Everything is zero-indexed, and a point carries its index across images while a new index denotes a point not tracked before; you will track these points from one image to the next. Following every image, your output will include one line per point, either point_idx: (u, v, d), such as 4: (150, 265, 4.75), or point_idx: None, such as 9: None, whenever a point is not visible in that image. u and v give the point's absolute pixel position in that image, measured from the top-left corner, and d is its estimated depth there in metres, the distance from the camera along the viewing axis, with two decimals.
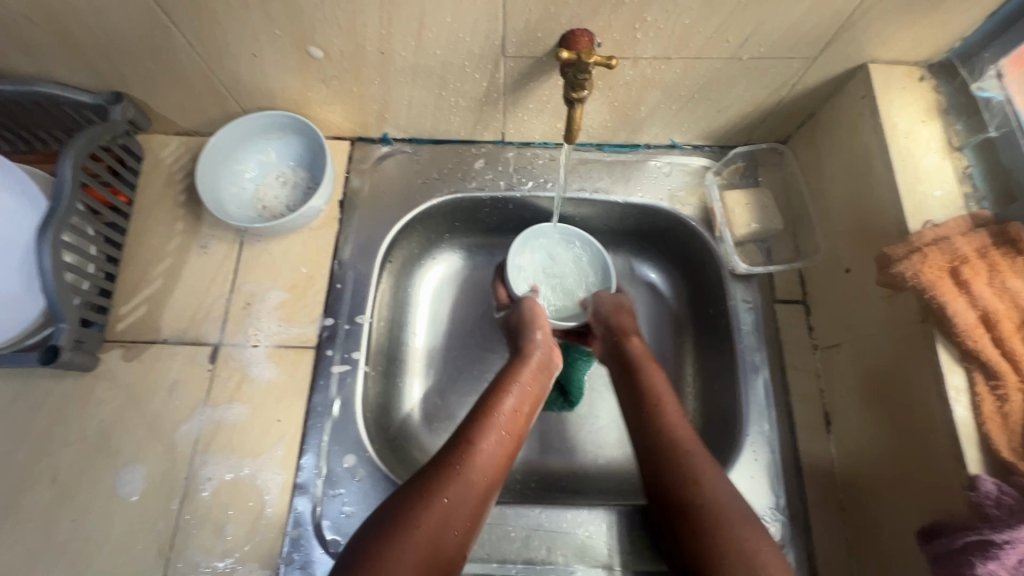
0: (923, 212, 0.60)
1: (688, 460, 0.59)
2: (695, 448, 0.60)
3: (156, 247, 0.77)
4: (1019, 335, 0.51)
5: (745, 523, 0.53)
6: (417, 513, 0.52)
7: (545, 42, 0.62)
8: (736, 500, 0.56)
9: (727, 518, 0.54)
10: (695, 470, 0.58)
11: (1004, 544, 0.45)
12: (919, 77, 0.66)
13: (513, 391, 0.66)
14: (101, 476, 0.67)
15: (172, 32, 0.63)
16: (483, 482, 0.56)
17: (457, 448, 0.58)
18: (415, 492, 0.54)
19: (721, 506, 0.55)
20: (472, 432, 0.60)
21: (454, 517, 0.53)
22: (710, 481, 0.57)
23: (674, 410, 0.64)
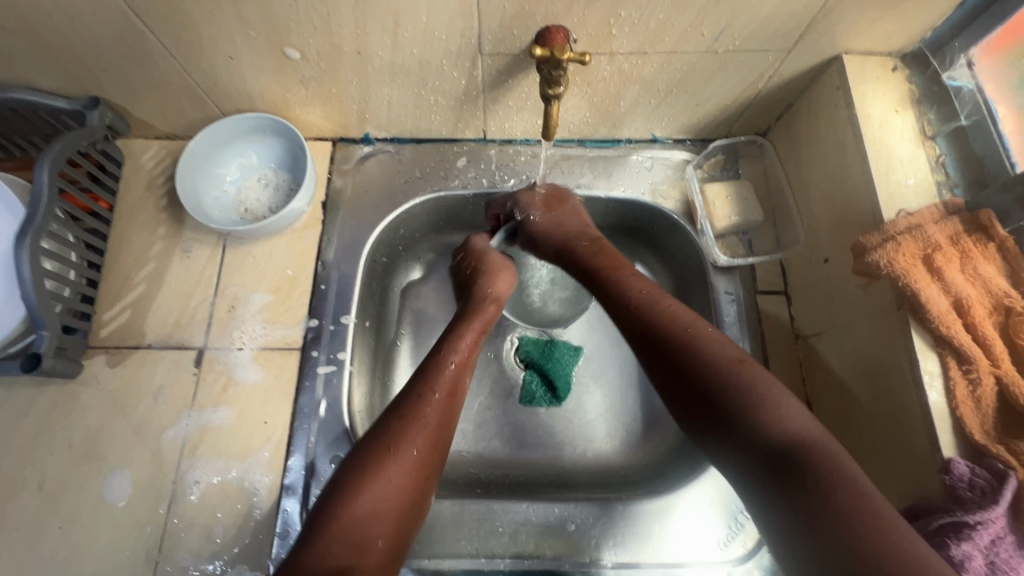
0: (896, 201, 0.61)
1: (693, 339, 0.54)
2: (690, 327, 0.56)
3: (139, 252, 0.76)
4: (990, 320, 0.53)
5: (768, 387, 0.49)
6: (380, 471, 0.53)
7: (520, 39, 0.62)
8: (749, 365, 0.51)
9: (741, 384, 0.50)
10: (694, 340, 0.54)
11: (977, 525, 0.46)
12: (892, 68, 0.67)
13: (468, 331, 0.67)
14: (87, 482, 0.67)
15: (147, 35, 0.62)
16: (439, 427, 0.58)
17: (414, 400, 0.59)
18: (376, 448, 0.54)
19: (737, 380, 0.50)
20: (428, 381, 0.60)
21: (416, 469, 0.54)
22: (720, 358, 0.52)
23: (660, 300, 0.60)
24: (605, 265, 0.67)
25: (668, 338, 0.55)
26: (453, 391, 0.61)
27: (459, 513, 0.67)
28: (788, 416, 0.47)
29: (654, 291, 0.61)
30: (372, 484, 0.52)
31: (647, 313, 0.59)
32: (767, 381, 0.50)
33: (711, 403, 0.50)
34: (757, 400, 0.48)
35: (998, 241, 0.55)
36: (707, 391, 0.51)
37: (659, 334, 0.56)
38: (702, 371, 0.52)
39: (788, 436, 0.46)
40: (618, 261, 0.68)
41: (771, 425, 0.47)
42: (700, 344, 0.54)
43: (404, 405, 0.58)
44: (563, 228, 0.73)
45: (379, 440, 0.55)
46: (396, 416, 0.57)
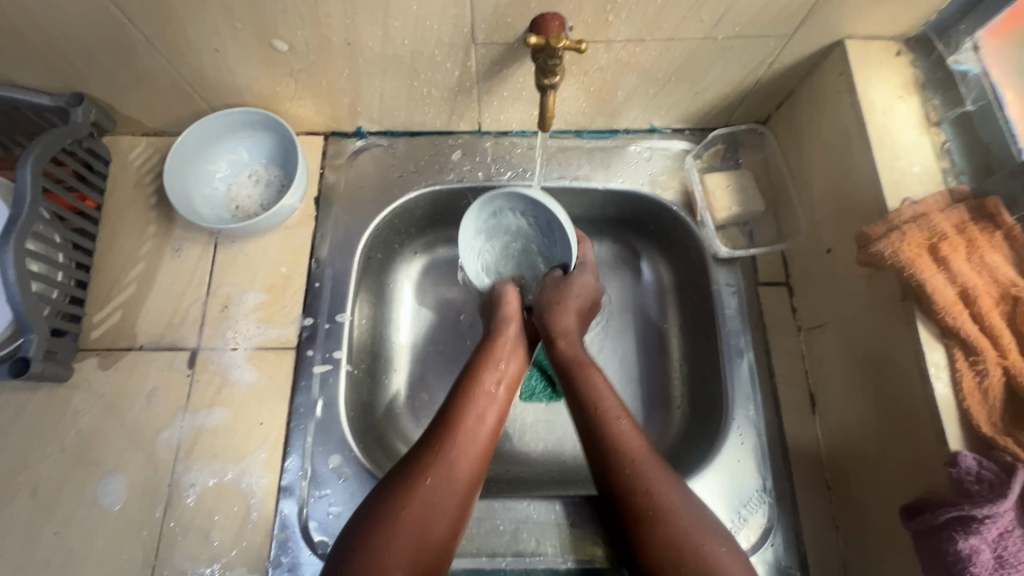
0: (901, 189, 0.60)
1: (639, 472, 0.56)
2: (638, 455, 0.57)
3: (128, 251, 0.75)
4: (997, 310, 0.52)
5: (708, 541, 0.52)
6: (398, 504, 0.53)
7: (514, 27, 0.60)
8: (693, 515, 0.54)
9: (696, 546, 0.51)
10: (642, 476, 0.56)
11: (984, 519, 0.45)
12: (896, 52, 0.65)
13: (496, 363, 0.66)
14: (82, 487, 0.66)
15: (129, 29, 0.60)
16: (468, 459, 0.58)
17: (437, 430, 0.60)
18: (398, 483, 0.55)
19: (685, 531, 0.52)
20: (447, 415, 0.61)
21: (440, 501, 0.55)
22: (664, 494, 0.55)
23: (619, 415, 0.61)
24: (576, 362, 0.66)
25: (622, 463, 0.57)
26: (484, 422, 0.61)
27: None
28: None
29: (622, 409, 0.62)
30: (392, 514, 0.53)
31: (603, 429, 0.60)
32: (710, 534, 0.52)
33: (661, 547, 0.52)
34: (703, 564, 0.50)
35: (1005, 230, 0.54)
36: (664, 545, 0.52)
37: (615, 457, 0.58)
38: (658, 510, 0.54)
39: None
40: (586, 356, 0.67)
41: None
42: (651, 479, 0.56)
43: (430, 436, 0.59)
44: (560, 315, 0.69)
45: (400, 472, 0.56)
46: (419, 449, 0.58)
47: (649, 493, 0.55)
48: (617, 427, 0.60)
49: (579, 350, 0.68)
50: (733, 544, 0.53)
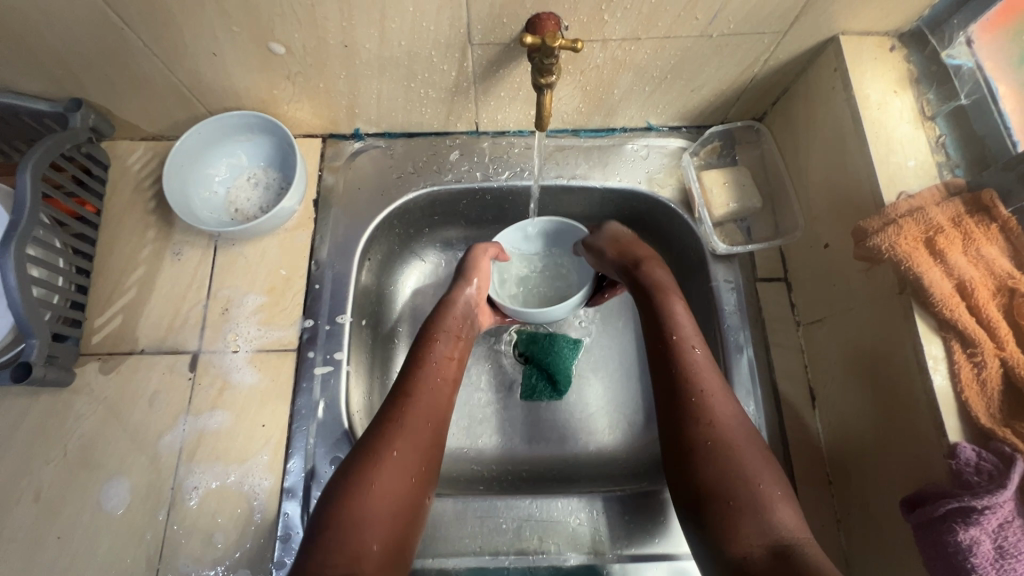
0: (897, 183, 0.60)
1: (705, 402, 0.59)
2: (705, 388, 0.60)
3: (128, 256, 0.75)
4: (994, 302, 0.52)
5: (761, 471, 0.56)
6: (361, 495, 0.54)
7: (510, 27, 0.60)
8: (752, 444, 0.57)
9: (751, 477, 0.55)
10: (707, 409, 0.59)
11: (984, 510, 0.46)
12: (890, 47, 0.66)
13: (441, 342, 0.68)
14: (85, 491, 0.66)
15: (127, 34, 0.61)
16: (423, 437, 0.60)
17: (388, 414, 0.60)
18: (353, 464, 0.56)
19: (741, 461, 0.56)
20: (398, 392, 0.62)
21: (402, 487, 0.56)
22: (724, 423, 0.58)
23: (692, 344, 0.63)
24: (658, 289, 0.68)
25: (689, 391, 0.60)
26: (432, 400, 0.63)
27: (461, 511, 0.66)
28: (779, 510, 0.53)
29: (697, 340, 0.64)
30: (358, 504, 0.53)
31: (676, 357, 0.62)
32: (767, 466, 0.56)
33: (714, 471, 0.56)
34: (752, 491, 0.54)
35: (1001, 222, 0.54)
36: (716, 472, 0.56)
37: (685, 383, 0.60)
38: (716, 438, 0.57)
39: (778, 535, 0.52)
40: (669, 287, 0.68)
41: (762, 528, 0.53)
42: (713, 407, 0.59)
43: (381, 421, 0.59)
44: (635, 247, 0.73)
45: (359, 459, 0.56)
46: (373, 434, 0.58)
47: (711, 422, 0.58)
48: (690, 356, 0.62)
49: (664, 280, 0.69)
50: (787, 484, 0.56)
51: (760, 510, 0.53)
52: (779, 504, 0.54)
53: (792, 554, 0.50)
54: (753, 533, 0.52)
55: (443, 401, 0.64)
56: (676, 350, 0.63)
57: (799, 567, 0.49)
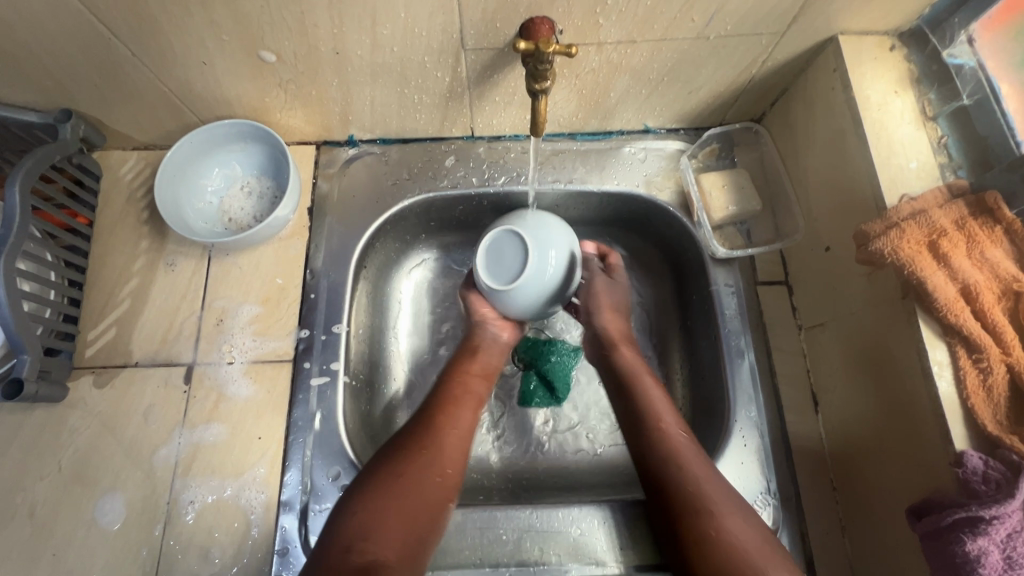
0: (898, 186, 0.59)
1: (686, 466, 0.59)
2: (685, 454, 0.61)
3: (121, 268, 0.74)
4: (999, 306, 0.51)
5: (750, 539, 0.54)
6: (382, 490, 0.55)
7: (504, 32, 0.60)
8: (739, 510, 0.56)
9: (739, 544, 0.53)
10: (689, 473, 0.59)
11: (992, 520, 0.45)
12: (890, 47, 0.65)
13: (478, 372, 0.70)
14: (80, 507, 0.65)
15: (114, 43, 0.60)
16: (434, 489, 0.58)
17: (421, 428, 0.62)
18: (383, 466, 0.58)
19: (728, 533, 0.54)
20: (436, 415, 0.64)
21: (428, 499, 0.57)
22: (710, 491, 0.57)
23: (666, 417, 0.64)
24: (627, 378, 0.69)
25: (670, 458, 0.60)
26: (444, 458, 0.60)
27: (461, 523, 0.66)
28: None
29: (669, 412, 0.65)
30: (372, 522, 0.53)
31: (655, 419, 0.64)
32: (751, 531, 0.55)
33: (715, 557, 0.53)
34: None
35: (1005, 224, 0.53)
36: (704, 532, 0.55)
37: (662, 453, 0.61)
38: (703, 504, 0.56)
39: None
40: (637, 372, 0.69)
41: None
42: (705, 491, 0.57)
43: (412, 429, 0.62)
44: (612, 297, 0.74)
45: (366, 487, 0.56)
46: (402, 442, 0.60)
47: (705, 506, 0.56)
48: (674, 438, 0.62)
49: (635, 365, 0.70)
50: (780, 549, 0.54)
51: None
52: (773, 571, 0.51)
53: None
54: None
55: (469, 420, 0.65)
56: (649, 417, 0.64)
57: None
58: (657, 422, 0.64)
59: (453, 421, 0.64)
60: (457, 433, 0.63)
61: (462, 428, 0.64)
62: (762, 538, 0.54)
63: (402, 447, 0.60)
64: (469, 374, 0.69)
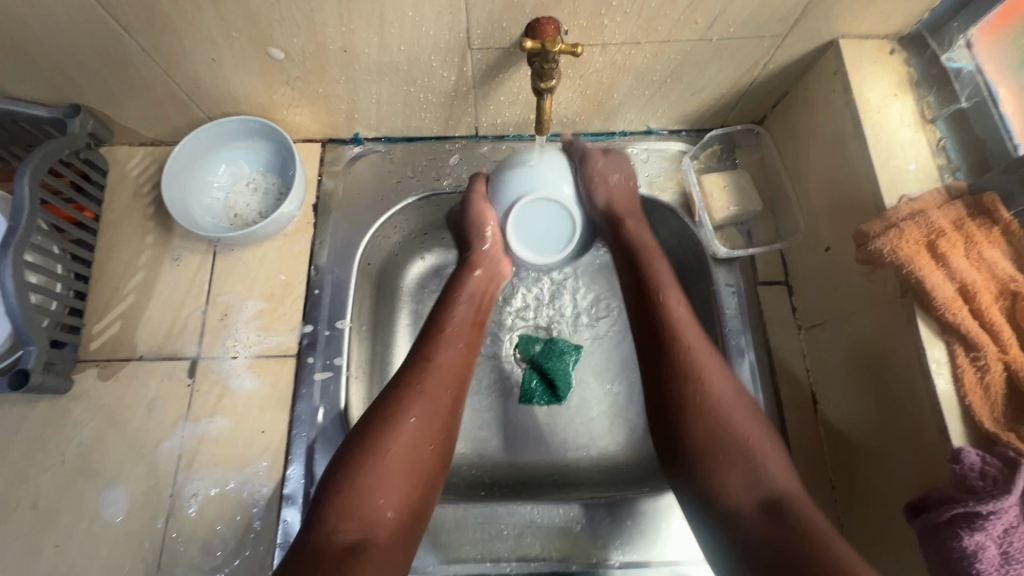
0: (898, 187, 0.60)
1: (691, 356, 0.59)
2: (693, 342, 0.60)
3: (127, 262, 0.75)
4: (996, 305, 0.52)
5: (749, 432, 0.56)
6: (365, 463, 0.54)
7: (510, 32, 0.61)
8: (739, 405, 0.58)
9: (739, 437, 0.56)
10: (696, 366, 0.59)
11: (989, 515, 0.45)
12: (890, 51, 0.66)
13: (460, 326, 0.66)
14: (82, 498, 0.65)
15: (125, 40, 0.61)
16: (419, 456, 0.56)
17: (398, 391, 0.59)
18: (366, 434, 0.56)
19: (727, 426, 0.56)
20: (415, 373, 0.61)
21: (415, 466, 0.55)
22: (713, 383, 0.58)
23: (678, 302, 0.63)
24: (637, 253, 0.67)
25: (680, 349, 0.60)
26: (428, 421, 0.58)
27: (462, 518, 0.66)
28: (772, 472, 0.54)
29: (679, 296, 0.64)
30: (356, 498, 0.52)
31: (668, 313, 0.62)
32: (750, 421, 0.57)
33: (707, 427, 0.56)
34: (744, 448, 0.55)
35: (1002, 225, 0.54)
36: (706, 425, 0.57)
37: (672, 340, 0.61)
38: (704, 396, 0.57)
39: (769, 489, 0.53)
40: (649, 246, 0.68)
41: (754, 484, 0.54)
42: (705, 365, 0.59)
43: (393, 390, 0.59)
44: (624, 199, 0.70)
45: (347, 462, 0.54)
46: (381, 408, 0.58)
47: (700, 380, 0.58)
48: (671, 313, 0.62)
49: (643, 239, 0.68)
50: (776, 441, 0.57)
51: (752, 463, 0.54)
52: (768, 462, 0.55)
53: (784, 508, 0.51)
54: (746, 489, 0.54)
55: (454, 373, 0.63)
56: (658, 302, 0.63)
57: (787, 523, 0.50)
58: (663, 306, 0.63)
59: (436, 378, 0.61)
60: (434, 389, 0.60)
61: (446, 383, 0.61)
62: (762, 430, 0.57)
63: (381, 412, 0.57)
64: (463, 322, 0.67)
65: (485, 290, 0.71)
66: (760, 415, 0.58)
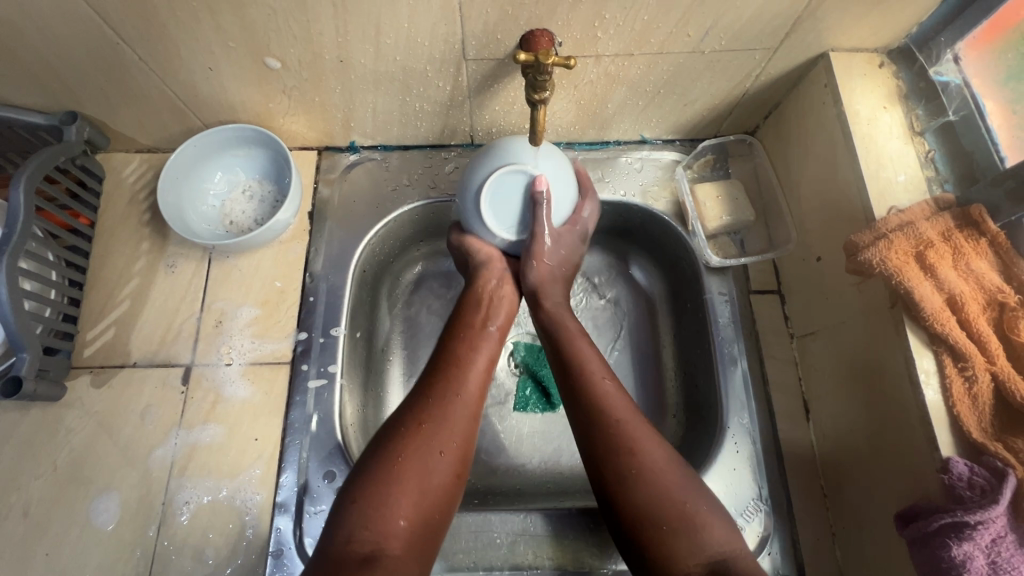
0: (887, 198, 0.61)
1: (623, 428, 0.58)
2: (620, 415, 0.59)
3: (122, 268, 0.75)
4: (984, 316, 0.53)
5: (692, 502, 0.54)
6: (384, 473, 0.54)
7: (505, 43, 0.61)
8: (677, 474, 0.56)
9: (680, 507, 0.53)
10: (627, 438, 0.58)
11: (977, 525, 0.46)
12: (879, 64, 0.67)
13: (483, 339, 0.67)
14: (74, 507, 0.65)
15: (123, 48, 0.61)
16: (438, 469, 0.56)
17: (421, 402, 0.60)
18: (386, 445, 0.56)
19: (669, 497, 0.54)
20: (437, 384, 0.61)
21: (434, 478, 0.55)
22: (648, 454, 0.57)
23: (603, 377, 0.63)
24: (559, 330, 0.68)
25: (607, 424, 0.59)
26: (449, 433, 0.58)
27: (455, 527, 0.66)
28: (716, 541, 0.52)
29: (606, 372, 0.64)
30: (375, 508, 0.52)
31: (596, 389, 0.62)
32: (691, 487, 0.55)
33: (645, 500, 0.54)
34: (686, 517, 0.53)
35: (989, 237, 0.55)
36: (645, 497, 0.54)
37: (601, 413, 0.60)
38: (640, 467, 0.56)
39: (712, 557, 0.51)
40: (567, 320, 0.69)
41: (698, 553, 0.51)
42: (634, 434, 0.58)
43: (416, 402, 0.60)
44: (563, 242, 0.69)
45: (367, 471, 0.54)
46: (402, 419, 0.58)
47: (633, 452, 0.57)
48: (601, 388, 0.62)
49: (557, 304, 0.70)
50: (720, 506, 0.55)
51: (695, 533, 0.52)
52: (711, 530, 0.52)
53: None
54: (691, 558, 0.51)
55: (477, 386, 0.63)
56: (585, 376, 0.63)
57: None
58: (589, 378, 0.63)
59: (458, 390, 0.61)
60: (458, 401, 0.60)
61: (468, 395, 0.62)
62: (702, 497, 0.55)
63: (401, 423, 0.58)
64: (477, 329, 0.67)
65: (503, 299, 0.70)
66: (697, 479, 0.57)
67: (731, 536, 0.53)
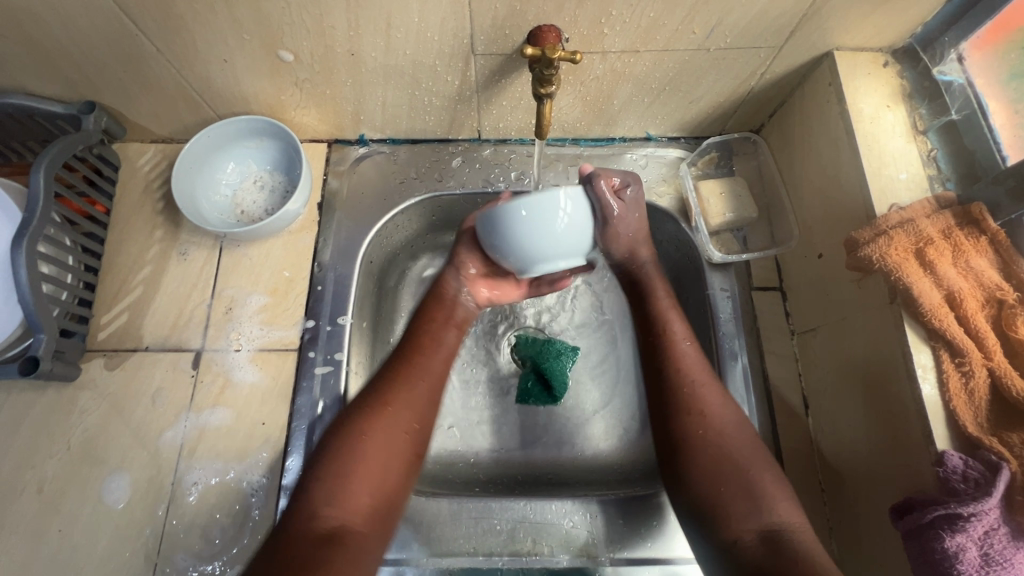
0: (888, 196, 0.61)
1: (696, 393, 0.60)
2: (699, 379, 0.61)
3: (136, 255, 0.77)
4: (982, 312, 0.53)
5: (755, 468, 0.56)
6: (351, 449, 0.55)
7: (512, 38, 0.62)
8: (743, 438, 0.58)
9: (739, 468, 0.56)
10: (697, 400, 0.60)
11: (970, 517, 0.46)
12: (883, 63, 0.67)
13: (446, 330, 0.68)
14: (86, 485, 0.67)
15: (140, 40, 0.63)
16: (399, 449, 0.57)
17: (386, 385, 0.61)
18: (353, 423, 0.57)
19: (732, 460, 0.56)
20: (403, 367, 0.62)
21: (393, 459, 0.57)
22: (716, 418, 0.59)
23: (684, 340, 0.64)
24: (648, 292, 0.67)
25: (680, 385, 0.61)
26: (412, 413, 0.60)
27: (456, 513, 0.67)
28: (778, 510, 0.53)
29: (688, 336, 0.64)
30: (341, 487, 0.53)
31: (672, 350, 0.63)
32: (756, 454, 0.57)
33: (707, 460, 0.57)
34: (748, 482, 0.55)
35: (989, 235, 0.55)
36: (709, 457, 0.57)
37: (678, 374, 0.61)
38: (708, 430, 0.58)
39: (769, 522, 0.52)
40: (656, 283, 0.68)
41: (753, 516, 0.53)
42: (705, 399, 0.60)
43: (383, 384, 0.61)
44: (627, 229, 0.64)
45: (333, 449, 0.56)
46: (366, 399, 0.60)
47: (703, 414, 0.59)
48: (678, 350, 0.63)
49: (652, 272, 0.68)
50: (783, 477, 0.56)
51: (756, 498, 0.54)
52: (773, 499, 0.53)
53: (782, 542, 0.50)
54: (746, 521, 0.53)
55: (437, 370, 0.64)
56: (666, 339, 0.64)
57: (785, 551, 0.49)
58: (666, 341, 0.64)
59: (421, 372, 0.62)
60: (419, 384, 0.62)
61: (429, 377, 0.63)
62: (767, 465, 0.56)
63: (365, 402, 0.59)
64: (443, 321, 0.68)
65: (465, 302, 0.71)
66: (763, 449, 0.58)
67: (794, 508, 0.54)
